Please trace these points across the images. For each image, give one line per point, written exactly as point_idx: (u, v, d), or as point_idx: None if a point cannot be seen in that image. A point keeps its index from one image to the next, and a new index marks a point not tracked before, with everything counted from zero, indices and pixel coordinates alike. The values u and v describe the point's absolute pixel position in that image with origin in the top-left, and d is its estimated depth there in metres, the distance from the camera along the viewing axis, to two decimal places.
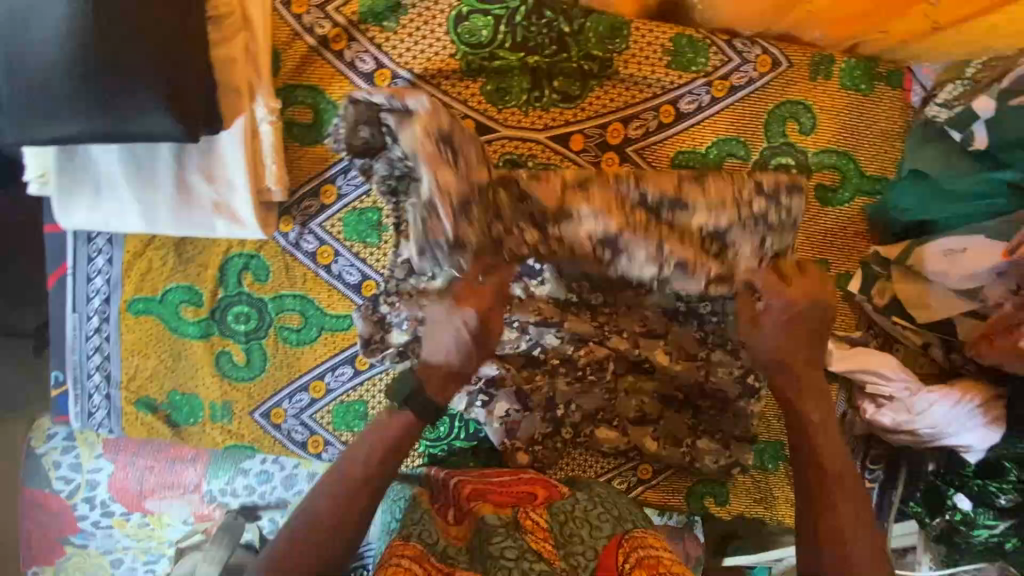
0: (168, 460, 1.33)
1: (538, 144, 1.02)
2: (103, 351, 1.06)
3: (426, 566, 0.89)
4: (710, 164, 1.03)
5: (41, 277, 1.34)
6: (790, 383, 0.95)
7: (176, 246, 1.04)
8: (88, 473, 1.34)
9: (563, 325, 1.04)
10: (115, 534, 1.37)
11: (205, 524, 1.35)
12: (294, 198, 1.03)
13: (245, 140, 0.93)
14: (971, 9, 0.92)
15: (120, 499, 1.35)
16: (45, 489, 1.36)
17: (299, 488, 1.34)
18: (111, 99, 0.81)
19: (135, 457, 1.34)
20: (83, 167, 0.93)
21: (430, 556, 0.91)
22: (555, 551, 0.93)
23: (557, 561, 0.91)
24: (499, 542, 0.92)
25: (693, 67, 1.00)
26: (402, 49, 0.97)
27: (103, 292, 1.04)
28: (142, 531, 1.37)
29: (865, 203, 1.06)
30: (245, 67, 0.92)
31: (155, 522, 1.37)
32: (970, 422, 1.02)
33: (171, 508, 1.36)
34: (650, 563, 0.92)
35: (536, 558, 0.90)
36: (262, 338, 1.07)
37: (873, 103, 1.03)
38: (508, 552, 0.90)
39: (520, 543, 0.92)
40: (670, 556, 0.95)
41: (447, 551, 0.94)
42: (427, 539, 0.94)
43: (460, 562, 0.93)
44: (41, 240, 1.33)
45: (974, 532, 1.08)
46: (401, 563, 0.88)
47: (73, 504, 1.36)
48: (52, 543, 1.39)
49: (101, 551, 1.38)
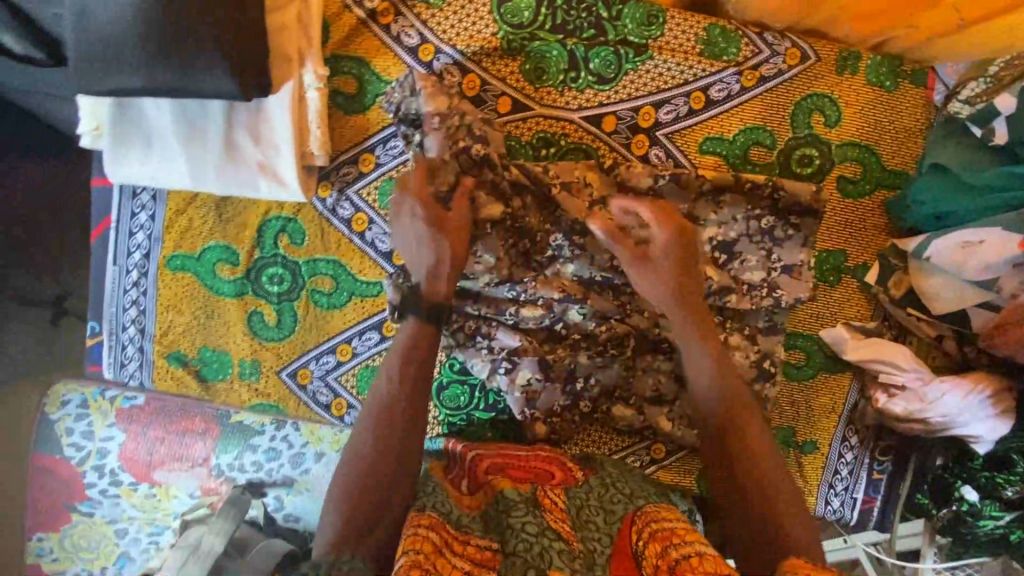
0: (179, 432, 1.37)
1: (571, 124, 1.05)
2: (139, 304, 1.10)
3: (443, 535, 0.85)
4: (737, 151, 1.07)
5: (39, 266, 1.51)
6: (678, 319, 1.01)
7: (217, 205, 1.07)
8: (100, 441, 1.37)
9: (586, 301, 1.06)
10: (122, 503, 1.39)
11: (211, 498, 1.38)
12: (334, 165, 1.06)
13: (293, 105, 0.97)
14: (989, 9, 0.96)
15: (129, 469, 1.38)
16: (56, 454, 1.39)
17: (306, 467, 1.39)
18: (175, 52, 0.85)
19: (146, 428, 1.38)
20: (137, 122, 0.97)
21: (447, 525, 0.88)
22: (573, 532, 0.88)
23: (574, 543, 0.86)
24: (520, 516, 0.87)
25: (724, 57, 1.04)
26: (445, 25, 1.01)
27: (144, 246, 1.09)
28: (149, 502, 1.39)
29: (885, 197, 1.09)
30: (297, 34, 0.96)
31: (161, 494, 1.39)
32: (981, 412, 1.05)
33: (180, 481, 1.39)
34: (664, 534, 0.87)
35: (555, 536, 0.85)
36: (294, 299, 1.10)
37: (897, 99, 1.06)
38: (530, 526, 0.85)
39: (541, 520, 0.87)
40: (685, 524, 0.89)
41: (461, 520, 0.90)
42: (441, 509, 0.91)
43: (475, 536, 0.87)
44: (41, 233, 1.50)
45: (979, 523, 1.10)
46: (418, 532, 0.83)
47: (83, 471, 1.39)
48: (59, 510, 1.41)
49: (106, 520, 1.40)
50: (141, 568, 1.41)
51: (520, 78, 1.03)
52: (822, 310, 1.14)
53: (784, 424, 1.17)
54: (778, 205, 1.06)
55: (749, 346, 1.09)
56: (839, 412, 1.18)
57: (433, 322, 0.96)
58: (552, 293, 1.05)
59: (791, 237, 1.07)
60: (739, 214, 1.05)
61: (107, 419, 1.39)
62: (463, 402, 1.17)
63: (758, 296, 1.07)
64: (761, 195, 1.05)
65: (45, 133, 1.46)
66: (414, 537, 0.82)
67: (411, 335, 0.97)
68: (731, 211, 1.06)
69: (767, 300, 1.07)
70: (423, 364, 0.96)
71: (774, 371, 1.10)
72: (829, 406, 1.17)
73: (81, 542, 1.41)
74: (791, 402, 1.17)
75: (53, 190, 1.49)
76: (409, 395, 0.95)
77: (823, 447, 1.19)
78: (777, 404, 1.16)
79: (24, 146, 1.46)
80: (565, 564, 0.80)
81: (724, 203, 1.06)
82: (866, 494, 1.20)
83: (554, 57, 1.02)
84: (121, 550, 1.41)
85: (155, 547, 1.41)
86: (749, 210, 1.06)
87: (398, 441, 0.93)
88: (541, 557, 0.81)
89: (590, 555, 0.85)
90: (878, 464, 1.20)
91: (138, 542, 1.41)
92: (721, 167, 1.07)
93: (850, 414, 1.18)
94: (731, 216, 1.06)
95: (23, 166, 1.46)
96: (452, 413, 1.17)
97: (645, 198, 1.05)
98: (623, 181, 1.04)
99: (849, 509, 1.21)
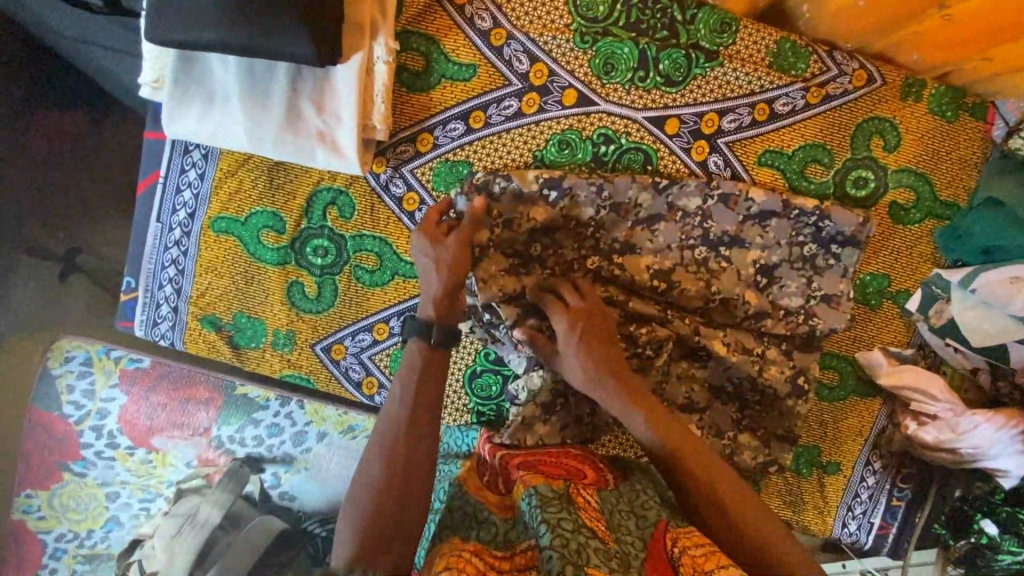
0: (183, 399, 1.35)
1: (633, 123, 1.05)
2: (178, 265, 1.09)
3: (487, 559, 0.83)
4: (795, 166, 1.07)
5: (55, 218, 1.47)
6: (598, 355, 0.97)
7: (269, 170, 1.06)
8: (101, 401, 1.35)
9: (629, 303, 1.06)
10: (116, 467, 1.36)
11: (208, 469, 1.36)
12: (392, 141, 1.05)
13: (360, 75, 0.95)
14: None
15: (128, 433, 1.36)
16: (54, 411, 1.37)
17: (308, 446, 1.36)
18: (255, 8, 0.83)
19: (151, 391, 1.36)
20: (200, 79, 0.96)
21: (491, 548, 0.85)
22: (608, 532, 0.85)
23: (610, 544, 0.83)
24: (554, 512, 0.83)
25: (793, 71, 1.04)
26: (520, 12, 1.01)
27: (189, 206, 1.07)
28: (144, 468, 1.36)
29: (934, 226, 1.10)
30: (372, 3, 0.94)
31: (158, 461, 1.36)
32: (1011, 447, 1.04)
33: (177, 449, 1.36)
34: (698, 560, 0.82)
35: (591, 534, 0.81)
36: (336, 274, 1.09)
37: (957, 130, 1.07)
38: (565, 523, 0.81)
39: (576, 517, 0.83)
40: (707, 549, 0.84)
41: (510, 536, 0.87)
42: (485, 538, 0.88)
43: (521, 542, 0.86)
44: (60, 184, 1.47)
45: (997, 556, 1.12)
46: (462, 555, 0.82)
47: (79, 430, 1.36)
48: (50, 467, 1.37)
49: (98, 482, 1.36)
50: (129, 535, 1.35)
51: (589, 72, 1.03)
52: (858, 333, 1.15)
53: (809, 443, 1.18)
54: (823, 234, 1.05)
55: (785, 362, 1.08)
56: (865, 435, 1.18)
57: (437, 343, 0.94)
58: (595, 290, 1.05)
59: (829, 268, 1.06)
60: (782, 241, 1.05)
61: (110, 379, 1.37)
62: (495, 393, 1.17)
63: (796, 322, 1.08)
64: (806, 223, 1.05)
65: (84, 90, 1.44)
66: (454, 557, 0.81)
67: (420, 359, 0.94)
68: (774, 237, 1.05)
69: (803, 326, 1.07)
70: (434, 386, 0.93)
71: (809, 388, 1.09)
72: (857, 428, 1.18)
73: (70, 502, 1.37)
74: (819, 420, 1.18)
75: (73, 146, 1.46)
76: (420, 417, 0.91)
77: (846, 469, 1.19)
78: (805, 421, 1.16)
79: (58, 98, 1.43)
80: (602, 563, 0.78)
81: (771, 225, 1.05)
82: (883, 520, 1.20)
83: (624, 54, 1.02)
84: (110, 514, 1.36)
85: (145, 514, 1.35)
86: (793, 236, 1.05)
87: (413, 451, 0.89)
88: (579, 553, 0.77)
89: (625, 556, 0.82)
90: (897, 491, 1.20)
91: (130, 507, 1.36)
92: (778, 180, 1.08)
93: (877, 439, 1.18)
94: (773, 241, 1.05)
95: (56, 119, 1.44)
96: (482, 403, 1.17)
97: (693, 219, 1.04)
98: (673, 203, 1.04)
99: (865, 533, 1.21)
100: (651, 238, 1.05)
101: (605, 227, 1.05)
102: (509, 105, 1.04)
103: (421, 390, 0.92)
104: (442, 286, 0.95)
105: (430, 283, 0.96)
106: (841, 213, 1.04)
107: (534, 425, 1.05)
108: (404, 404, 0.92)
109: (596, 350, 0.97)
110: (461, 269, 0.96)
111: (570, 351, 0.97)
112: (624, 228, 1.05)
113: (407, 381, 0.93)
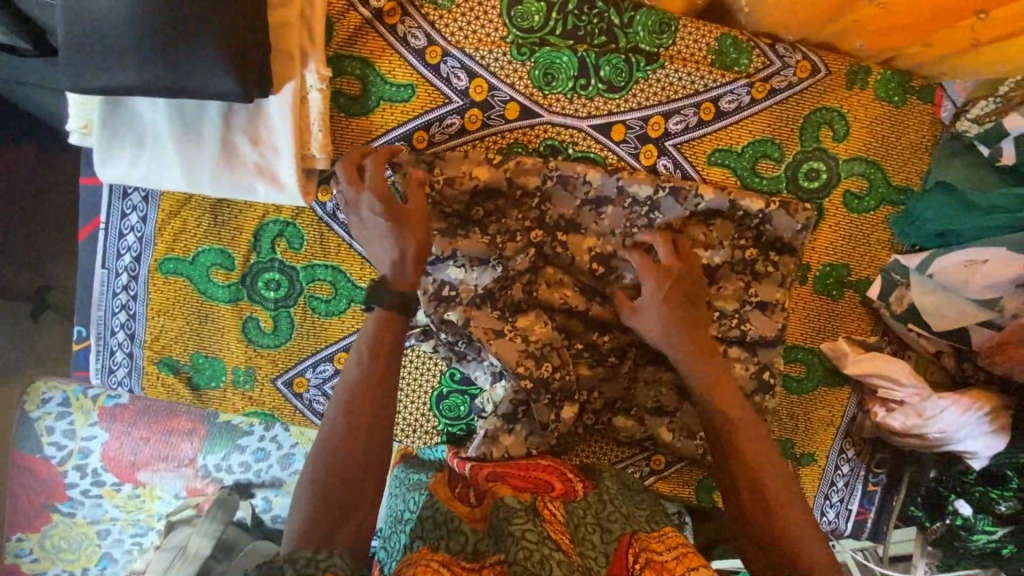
0: (165, 431, 1.30)
1: (580, 132, 1.03)
2: (129, 309, 1.07)
3: (454, 568, 0.81)
4: (746, 162, 1.06)
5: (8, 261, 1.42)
6: (691, 308, 0.99)
7: (212, 208, 1.04)
8: (81, 440, 1.31)
9: (589, 312, 1.05)
10: (104, 504, 1.34)
11: (197, 499, 1.34)
12: (335, 167, 1.03)
13: (294, 105, 0.93)
14: (1015, 28, 0.87)
15: (112, 470, 1.33)
16: (38, 455, 1.33)
17: (296, 468, 1.34)
18: (169, 48, 0.81)
19: (132, 426, 1.30)
20: (128, 122, 0.93)
21: (460, 560, 0.83)
22: (572, 545, 0.84)
23: (573, 556, 0.82)
24: (520, 523, 0.81)
25: (736, 67, 1.03)
26: (454, 27, 0.99)
27: (135, 249, 1.05)
28: (132, 503, 1.34)
29: (889, 212, 1.09)
30: (299, 33, 0.92)
31: (146, 494, 1.34)
32: (978, 428, 1.04)
33: (164, 481, 1.34)
34: (662, 566, 0.82)
35: (555, 546, 0.81)
36: (291, 306, 1.07)
37: (905, 115, 1.06)
38: (530, 534, 0.80)
39: (541, 528, 0.82)
40: (676, 552, 0.84)
41: (478, 548, 0.86)
42: (453, 548, 0.86)
43: (490, 556, 0.84)
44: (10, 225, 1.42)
45: (973, 537, 1.10)
46: (430, 564, 0.80)
47: (64, 471, 1.33)
48: (37, 509, 1.35)
49: (87, 521, 1.35)
50: (124, 571, 1.37)
51: (529, 84, 1.01)
52: (822, 324, 1.14)
53: (782, 436, 1.17)
54: (772, 229, 1.05)
55: (749, 358, 1.07)
56: (837, 424, 1.18)
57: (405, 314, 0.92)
58: (553, 301, 1.04)
59: (772, 271, 1.07)
60: (733, 238, 1.05)
61: (90, 418, 1.32)
62: (463, 412, 1.15)
63: (727, 325, 1.06)
64: (749, 225, 1.05)
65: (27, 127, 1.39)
66: (422, 566, 0.79)
67: (378, 326, 0.91)
68: (718, 239, 1.05)
69: (734, 331, 1.06)
70: (391, 355, 0.90)
71: (775, 382, 1.07)
72: (828, 418, 1.18)
73: (62, 543, 1.36)
74: (790, 414, 1.17)
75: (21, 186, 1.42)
76: (377, 386, 0.89)
77: (820, 459, 1.19)
78: (776, 415, 1.16)
79: None
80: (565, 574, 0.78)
81: (723, 224, 1.05)
82: (861, 506, 1.21)
83: (564, 63, 1.00)
84: (104, 551, 1.37)
85: (138, 549, 1.36)
86: (746, 233, 1.05)
87: (371, 418, 0.87)
88: (541, 565, 0.77)
89: (587, 568, 0.82)
90: (873, 476, 1.20)
91: (122, 542, 1.37)
92: (729, 179, 1.07)
93: (848, 427, 1.18)
94: (719, 244, 1.05)
95: None
96: (451, 423, 1.15)
97: (641, 207, 1.03)
98: (624, 195, 1.03)
99: (843, 520, 1.21)
100: (596, 219, 1.04)
101: (557, 235, 1.03)
102: (452, 122, 1.02)
103: (377, 361, 0.90)
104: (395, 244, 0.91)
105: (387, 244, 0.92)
106: (780, 219, 1.04)
107: (498, 436, 1.02)
108: (361, 372, 0.89)
109: (663, 313, 0.98)
110: (414, 245, 0.92)
111: (653, 305, 0.98)
112: (578, 238, 1.04)
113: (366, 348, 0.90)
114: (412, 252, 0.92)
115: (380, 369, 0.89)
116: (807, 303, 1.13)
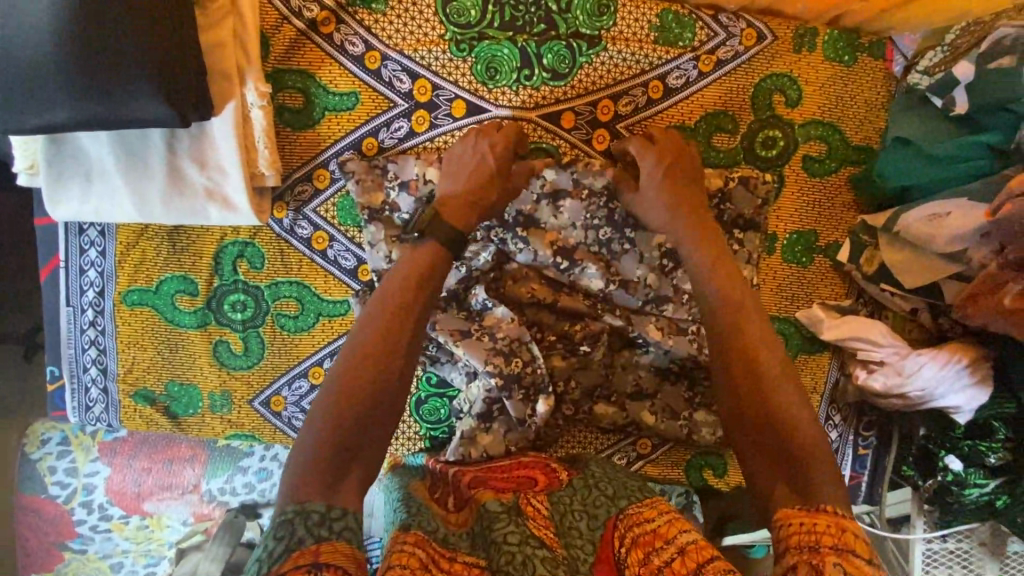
0: (166, 460, 1.30)
1: (529, 123, 1.03)
2: (99, 344, 1.07)
3: (428, 551, 0.77)
4: (700, 137, 1.05)
5: None
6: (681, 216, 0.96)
7: (169, 235, 1.04)
8: (85, 476, 1.31)
9: (557, 304, 1.04)
10: (113, 538, 1.35)
11: (205, 524, 1.34)
12: (287, 183, 1.03)
13: (236, 124, 0.93)
14: None
15: (118, 503, 1.33)
16: (42, 495, 1.33)
17: None
18: (95, 82, 0.79)
19: (132, 459, 1.31)
20: (73, 158, 0.93)
21: (433, 543, 0.79)
22: (556, 539, 0.82)
23: (558, 550, 0.79)
24: (501, 528, 0.80)
25: (680, 42, 1.02)
26: (390, 30, 0.98)
27: (97, 283, 1.05)
28: (141, 534, 1.35)
29: (850, 172, 1.09)
30: (235, 51, 0.92)
31: (154, 524, 1.35)
32: (958, 382, 1.02)
33: (170, 510, 1.34)
34: (646, 540, 0.80)
35: (538, 544, 0.78)
36: (259, 326, 1.07)
37: (856, 73, 1.05)
38: (511, 537, 0.79)
39: (524, 529, 0.81)
40: (667, 517, 0.82)
41: (448, 537, 0.82)
42: (428, 527, 0.82)
43: (463, 552, 0.80)
44: None
45: (966, 492, 1.06)
46: (403, 549, 0.74)
47: (70, 509, 1.33)
48: (50, 548, 1.36)
49: (99, 556, 1.36)
50: None
51: (472, 80, 1.00)
52: (795, 292, 1.13)
53: None
54: (734, 201, 1.04)
55: None
56: (820, 391, 1.17)
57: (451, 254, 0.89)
58: (522, 296, 1.04)
59: (737, 246, 1.05)
60: None
61: (90, 454, 1.32)
62: (443, 415, 1.15)
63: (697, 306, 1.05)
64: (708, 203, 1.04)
65: None
66: (397, 553, 0.73)
67: (424, 258, 0.87)
68: None
69: None
70: (432, 292, 0.86)
71: None
72: (811, 387, 1.17)
73: None
74: None
75: None
76: (417, 317, 0.84)
77: None
78: None
79: None
80: (549, 571, 0.74)
81: None
82: (853, 470, 1.20)
83: (505, 55, 0.99)
84: None
85: None
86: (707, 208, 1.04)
87: (406, 345, 0.82)
88: (524, 566, 0.75)
89: (574, 560, 0.79)
90: (862, 439, 1.20)
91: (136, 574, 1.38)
92: None
93: (832, 393, 1.17)
94: None
95: None
96: (432, 427, 1.14)
97: (599, 198, 1.03)
98: (578, 178, 1.02)
99: None
100: (554, 210, 1.03)
101: (518, 227, 1.02)
102: (399, 126, 1.01)
103: (416, 291, 0.85)
104: (497, 195, 0.95)
105: (492, 184, 0.93)
106: (739, 194, 1.03)
107: (476, 437, 1.01)
108: (400, 298, 0.84)
109: None
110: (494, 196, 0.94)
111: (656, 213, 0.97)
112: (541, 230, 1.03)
113: (409, 279, 0.85)
114: (482, 201, 0.93)
115: (418, 302, 0.85)
116: (779, 274, 1.12)
